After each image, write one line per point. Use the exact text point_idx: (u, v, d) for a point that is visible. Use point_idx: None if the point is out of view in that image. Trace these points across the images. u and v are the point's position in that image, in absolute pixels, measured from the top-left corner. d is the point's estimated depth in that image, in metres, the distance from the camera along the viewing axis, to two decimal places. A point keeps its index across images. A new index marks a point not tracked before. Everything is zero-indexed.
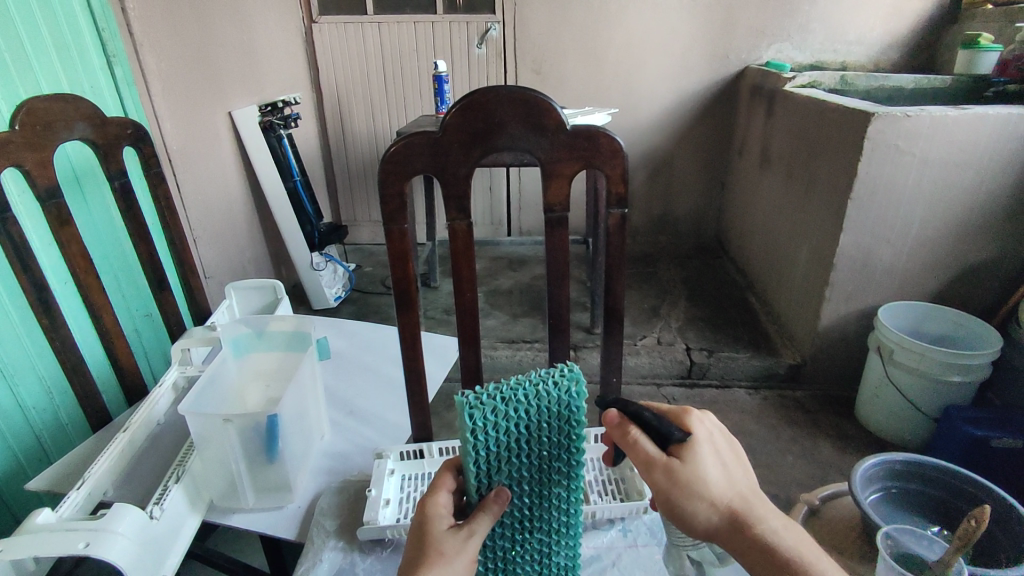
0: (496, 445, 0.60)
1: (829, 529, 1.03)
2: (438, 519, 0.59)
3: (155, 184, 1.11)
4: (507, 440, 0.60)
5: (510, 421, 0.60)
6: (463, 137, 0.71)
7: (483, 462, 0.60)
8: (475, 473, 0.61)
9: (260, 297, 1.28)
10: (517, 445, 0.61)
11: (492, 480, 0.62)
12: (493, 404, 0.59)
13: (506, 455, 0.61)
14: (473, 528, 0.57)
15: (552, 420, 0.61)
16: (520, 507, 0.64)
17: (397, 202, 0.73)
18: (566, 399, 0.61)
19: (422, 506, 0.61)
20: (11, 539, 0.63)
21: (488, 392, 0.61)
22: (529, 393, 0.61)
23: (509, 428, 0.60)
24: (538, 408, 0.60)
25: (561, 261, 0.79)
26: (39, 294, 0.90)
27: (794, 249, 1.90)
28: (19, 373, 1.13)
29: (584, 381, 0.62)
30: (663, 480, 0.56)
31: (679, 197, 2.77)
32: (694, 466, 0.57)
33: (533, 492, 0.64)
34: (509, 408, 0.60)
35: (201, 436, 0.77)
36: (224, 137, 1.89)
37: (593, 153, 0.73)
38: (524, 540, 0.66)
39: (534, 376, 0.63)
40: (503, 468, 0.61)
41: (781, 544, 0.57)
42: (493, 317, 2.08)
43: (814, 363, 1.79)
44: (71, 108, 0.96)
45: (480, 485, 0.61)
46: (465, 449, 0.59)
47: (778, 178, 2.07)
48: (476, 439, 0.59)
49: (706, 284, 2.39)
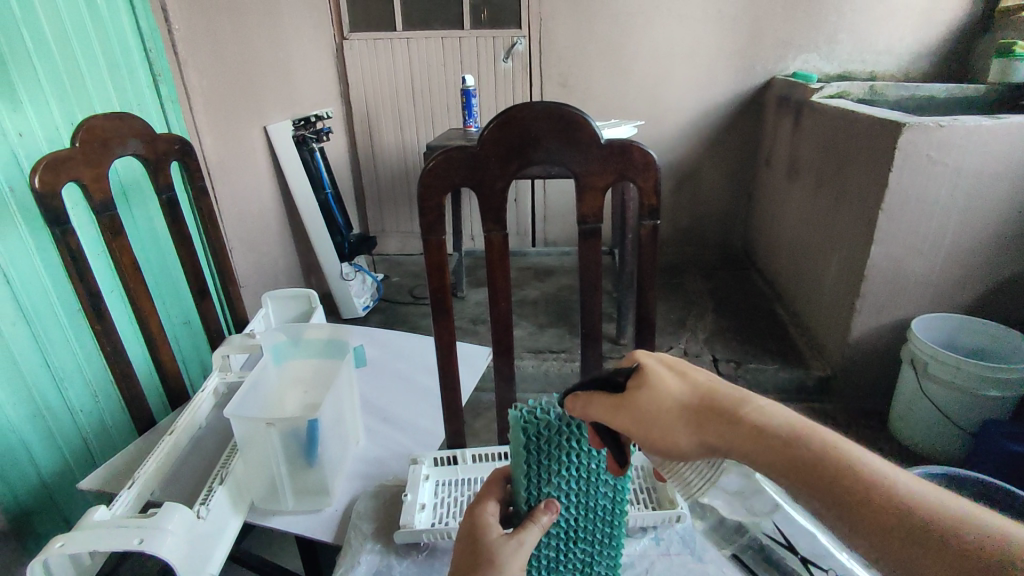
0: (547, 457, 0.64)
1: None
2: (489, 525, 0.62)
3: (199, 197, 1.16)
4: (557, 451, 0.64)
5: (561, 433, 0.64)
6: (500, 151, 0.73)
7: (533, 473, 0.64)
8: (525, 482, 0.64)
9: (296, 306, 1.31)
10: (568, 458, 0.65)
11: (540, 490, 0.65)
12: (544, 416, 0.65)
13: (555, 467, 0.64)
14: (524, 538, 0.59)
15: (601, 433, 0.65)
16: (566, 519, 0.66)
17: (436, 214, 0.75)
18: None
19: (473, 510, 0.64)
20: (71, 533, 0.66)
21: (541, 407, 0.66)
22: None
23: (560, 441, 0.64)
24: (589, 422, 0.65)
25: (595, 274, 0.81)
26: (93, 301, 0.95)
27: (823, 261, 1.88)
28: (68, 377, 1.21)
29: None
30: (631, 414, 0.55)
31: (705, 208, 2.76)
32: (649, 388, 0.55)
33: (579, 504, 0.66)
34: (562, 422, 0.64)
35: (245, 439, 0.80)
36: (260, 150, 1.95)
37: (626, 166, 0.75)
38: (569, 551, 0.67)
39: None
40: (551, 479, 0.64)
41: (770, 420, 0.50)
42: (520, 326, 2.10)
43: (845, 376, 1.77)
44: (125, 126, 1.01)
45: (529, 494, 0.65)
46: (517, 457, 0.64)
47: (806, 188, 2.05)
48: (528, 451, 0.64)
49: (733, 295, 2.37)
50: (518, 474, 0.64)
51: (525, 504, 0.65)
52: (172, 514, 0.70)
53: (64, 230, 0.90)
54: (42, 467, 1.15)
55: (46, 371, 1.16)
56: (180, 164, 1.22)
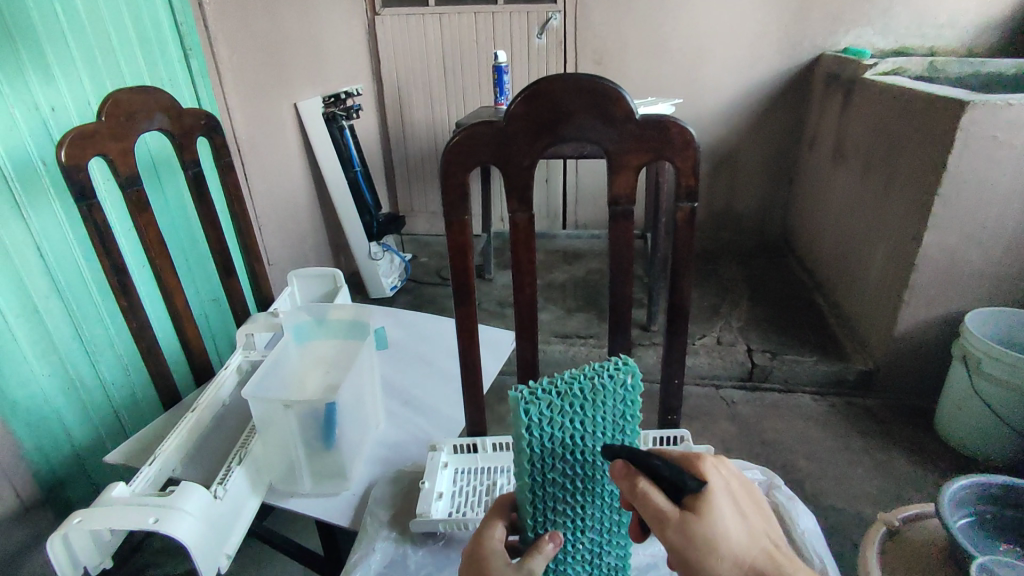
0: (551, 442, 0.58)
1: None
2: (496, 555, 0.59)
3: (225, 173, 1.14)
4: (562, 436, 0.59)
5: (566, 416, 0.58)
6: (528, 126, 0.68)
7: (536, 459, 0.58)
8: (529, 470, 0.59)
9: (321, 284, 1.30)
10: (572, 443, 0.59)
11: (545, 479, 0.60)
12: (548, 399, 0.58)
13: (561, 453, 0.59)
14: (528, 568, 0.56)
15: (607, 415, 0.59)
16: (574, 506, 0.62)
17: (458, 192, 0.71)
18: (621, 392, 0.60)
19: (480, 536, 0.62)
20: (89, 509, 0.67)
21: (542, 386, 0.60)
22: (585, 386, 0.59)
23: (565, 424, 0.58)
24: (595, 404, 0.59)
25: (625, 257, 0.76)
26: (118, 277, 0.95)
27: (869, 249, 1.78)
28: (100, 350, 1.23)
29: (639, 376, 0.61)
30: (680, 540, 0.49)
31: (744, 192, 2.65)
32: (714, 523, 0.49)
33: (586, 490, 0.62)
34: (566, 403, 0.58)
35: (263, 420, 0.79)
36: (290, 127, 1.94)
37: (663, 144, 0.69)
38: (576, 540, 0.63)
39: (588, 370, 0.62)
40: (556, 465, 0.59)
41: None
42: (547, 310, 2.06)
43: (888, 371, 1.68)
44: (151, 100, 0.99)
45: (533, 484, 0.60)
46: (519, 444, 0.58)
47: (853, 173, 1.94)
48: (530, 434, 0.58)
49: (770, 283, 2.28)
50: (521, 461, 0.59)
51: (530, 496, 0.60)
52: (188, 495, 0.70)
53: (90, 204, 0.89)
54: (72, 435, 1.18)
55: (77, 344, 1.18)
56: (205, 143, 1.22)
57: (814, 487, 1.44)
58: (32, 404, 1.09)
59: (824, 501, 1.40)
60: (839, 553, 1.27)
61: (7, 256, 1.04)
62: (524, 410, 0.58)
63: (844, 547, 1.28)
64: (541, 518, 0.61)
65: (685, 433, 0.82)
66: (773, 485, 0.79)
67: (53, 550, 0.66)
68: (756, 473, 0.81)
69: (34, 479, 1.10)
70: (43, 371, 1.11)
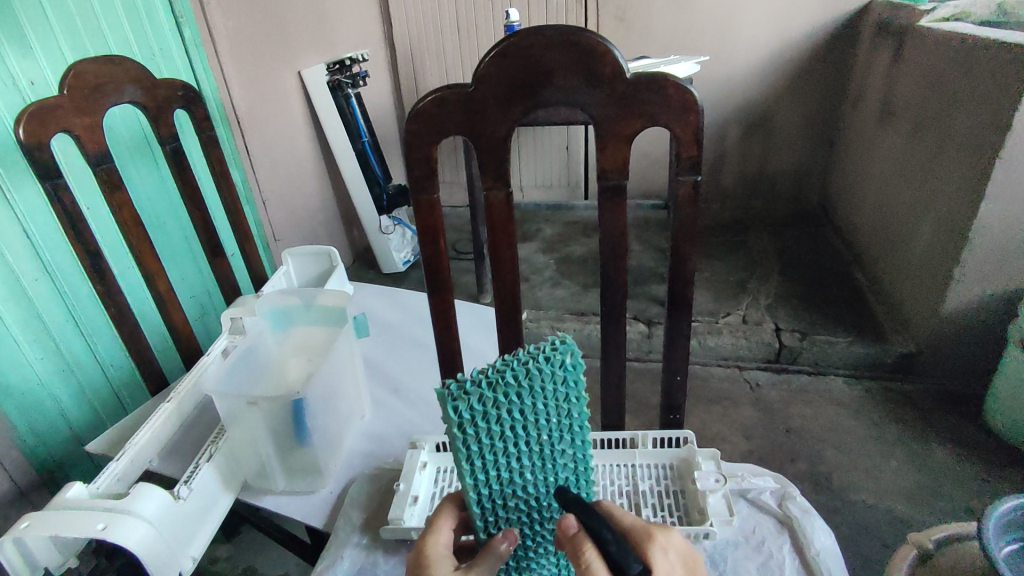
0: (490, 434, 0.54)
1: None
2: (443, 559, 0.57)
3: (208, 148, 1.08)
4: (500, 428, 0.54)
5: (501, 407, 0.53)
6: (499, 90, 0.59)
7: (477, 457, 0.54)
8: (468, 471, 0.54)
9: (318, 263, 1.24)
10: (513, 433, 0.55)
11: (488, 477, 0.55)
12: (479, 391, 0.53)
13: (501, 446, 0.55)
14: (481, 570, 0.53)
15: (548, 397, 0.55)
16: (525, 500, 0.58)
17: (424, 167, 0.63)
18: (561, 373, 0.55)
19: (424, 546, 0.58)
20: (38, 513, 0.63)
21: (471, 377, 0.54)
22: (519, 372, 0.54)
23: (501, 415, 0.54)
24: (533, 388, 0.54)
25: (618, 241, 0.67)
26: (93, 262, 0.90)
27: (915, 219, 1.62)
28: (96, 334, 1.19)
29: (579, 353, 0.56)
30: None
31: (779, 156, 2.47)
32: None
33: (538, 481, 0.58)
34: (499, 393, 0.53)
35: (229, 416, 0.76)
36: (294, 97, 1.87)
37: (659, 107, 0.59)
38: (537, 533, 0.60)
39: (522, 353, 0.56)
40: (499, 459, 0.55)
41: None
42: (562, 287, 1.98)
43: (931, 354, 1.55)
44: (120, 71, 0.92)
45: (478, 484, 0.55)
46: (454, 444, 0.53)
47: (901, 133, 1.77)
48: (464, 432, 0.53)
49: (803, 255, 2.13)
50: (459, 463, 0.53)
51: (475, 497, 0.55)
52: (145, 497, 0.66)
53: (55, 184, 0.83)
54: (73, 420, 1.15)
55: (71, 327, 1.14)
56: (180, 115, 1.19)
57: (843, 481, 1.34)
58: (26, 388, 1.05)
59: (852, 497, 1.30)
60: (866, 555, 1.18)
61: None
62: (454, 407, 0.52)
63: (872, 549, 1.19)
64: (492, 518, 0.57)
65: (687, 435, 0.77)
66: (788, 496, 0.71)
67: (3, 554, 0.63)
68: (768, 481, 0.73)
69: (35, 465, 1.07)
70: (35, 356, 1.07)
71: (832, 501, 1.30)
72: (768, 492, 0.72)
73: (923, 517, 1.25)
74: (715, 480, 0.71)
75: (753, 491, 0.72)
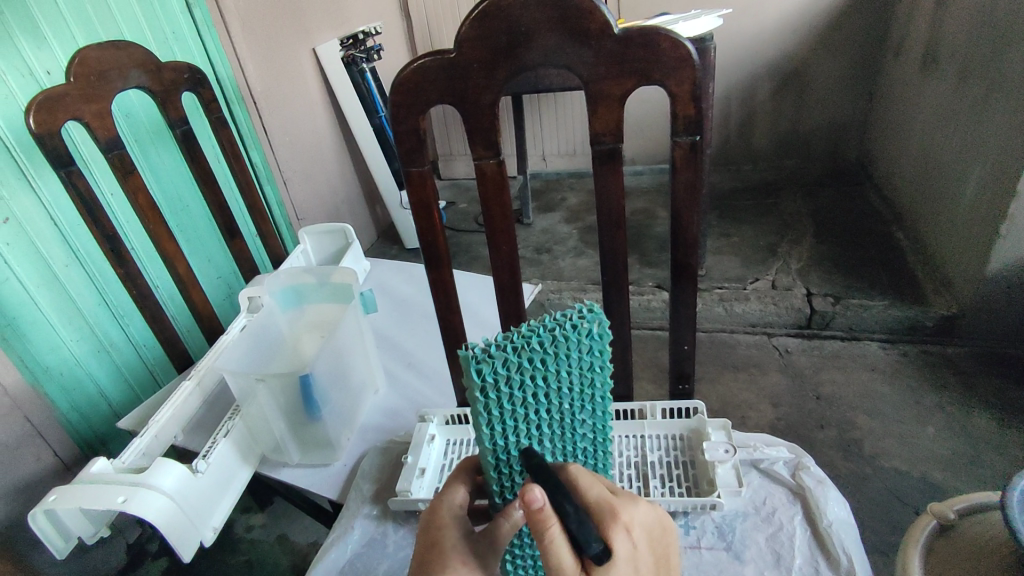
0: (511, 401, 0.52)
1: (961, 557, 0.69)
2: (456, 523, 0.56)
3: (218, 129, 1.09)
4: (522, 394, 0.52)
5: (525, 373, 0.51)
6: (482, 54, 0.61)
7: (497, 423, 0.52)
8: (488, 435, 0.53)
9: (333, 241, 1.25)
10: (535, 400, 0.53)
11: (508, 443, 0.54)
12: (505, 355, 0.50)
13: (522, 413, 0.53)
14: (495, 538, 0.52)
15: (572, 368, 0.53)
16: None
17: (413, 139, 0.66)
18: (587, 343, 0.53)
19: (438, 506, 0.57)
20: (65, 487, 0.66)
21: (497, 341, 0.51)
22: (545, 339, 0.51)
23: (524, 381, 0.52)
24: (558, 357, 0.52)
25: (615, 208, 0.69)
26: (112, 245, 0.92)
27: (960, 173, 1.52)
28: (130, 315, 1.19)
29: (608, 323, 0.53)
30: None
31: (814, 111, 2.35)
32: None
33: (555, 448, 0.56)
34: (523, 360, 0.51)
35: (240, 394, 0.78)
36: (310, 74, 1.87)
37: (652, 64, 0.60)
38: None
39: (549, 320, 0.53)
40: (519, 426, 0.53)
41: None
42: (585, 257, 1.95)
43: (974, 316, 1.48)
44: (124, 56, 0.93)
45: (496, 449, 0.53)
46: (475, 408, 0.51)
47: (946, 80, 1.64)
48: (486, 397, 0.51)
49: (839, 216, 2.04)
50: (480, 427, 0.52)
51: (493, 461, 0.54)
52: (163, 471, 0.68)
53: (70, 171, 0.86)
54: (113, 400, 1.16)
55: (105, 309, 1.14)
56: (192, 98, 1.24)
57: (875, 448, 1.30)
58: (65, 368, 1.06)
59: (884, 464, 1.26)
60: (897, 523, 1.15)
61: (17, 224, 0.99)
62: (478, 369, 0.50)
63: (903, 517, 1.16)
64: (508, 483, 0.56)
65: (697, 404, 0.80)
66: (801, 466, 0.75)
67: (37, 525, 0.66)
68: (782, 451, 0.77)
69: (79, 445, 1.08)
70: (72, 337, 1.08)
71: (862, 468, 1.26)
72: (781, 462, 0.77)
73: (958, 484, 1.20)
74: (725, 450, 0.73)
75: (765, 461, 0.77)
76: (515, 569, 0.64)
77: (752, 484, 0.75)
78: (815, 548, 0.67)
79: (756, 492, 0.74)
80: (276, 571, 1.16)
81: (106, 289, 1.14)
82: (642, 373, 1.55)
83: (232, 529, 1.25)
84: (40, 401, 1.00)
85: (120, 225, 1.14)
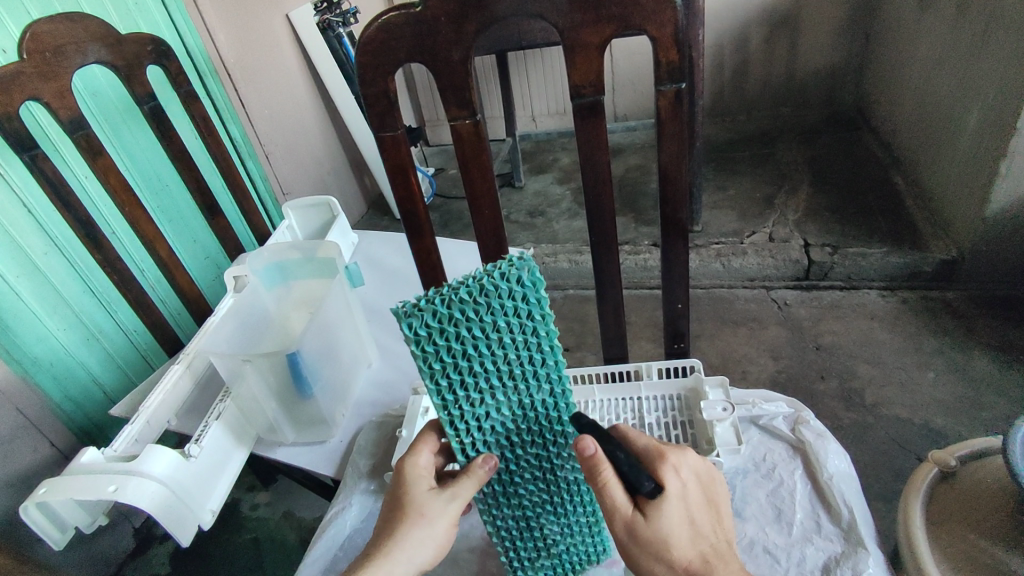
0: (450, 355, 0.51)
1: (961, 501, 0.70)
2: (420, 481, 0.58)
3: (189, 103, 1.05)
4: (463, 349, 0.51)
5: (460, 325, 0.50)
6: (450, 7, 0.58)
7: (442, 380, 0.51)
8: (435, 393, 0.51)
9: (318, 214, 1.22)
10: (478, 353, 0.52)
11: (460, 403, 0.53)
12: (434, 308, 0.49)
13: (467, 367, 0.51)
14: (456, 492, 0.55)
15: (509, 316, 0.51)
16: (501, 423, 0.56)
17: (384, 102, 0.63)
18: (519, 291, 0.52)
19: (401, 467, 0.58)
20: (55, 480, 0.65)
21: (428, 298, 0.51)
22: (472, 288, 0.50)
23: (461, 334, 0.50)
24: (491, 306, 0.51)
25: (600, 164, 0.66)
26: (87, 230, 0.89)
27: (959, 113, 1.47)
28: (117, 301, 1.16)
29: (537, 269, 0.52)
30: (623, 530, 0.53)
31: (807, 54, 2.28)
32: (663, 525, 0.52)
33: (512, 404, 0.55)
34: (453, 310, 0.50)
35: (229, 373, 0.76)
36: (285, 41, 1.79)
37: (632, 9, 0.57)
38: (516, 458, 0.59)
39: (479, 272, 0.53)
40: (465, 380, 0.52)
41: None
42: (579, 218, 1.92)
43: (975, 260, 1.46)
44: (80, 29, 0.88)
45: (448, 408, 0.52)
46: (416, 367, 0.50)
47: (944, 13, 1.57)
48: (423, 352, 0.50)
49: (837, 163, 1.99)
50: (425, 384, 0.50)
51: (448, 419, 0.53)
52: (156, 458, 0.66)
53: (33, 155, 0.82)
54: (108, 387, 1.15)
55: (91, 296, 1.11)
56: (159, 69, 1.18)
57: (875, 397, 1.30)
58: (55, 358, 1.04)
59: (885, 412, 1.26)
60: (899, 470, 1.16)
61: None
62: (410, 326, 0.49)
63: (906, 464, 1.17)
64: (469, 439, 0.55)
65: (693, 362, 0.79)
66: (801, 420, 0.75)
67: (31, 518, 0.66)
68: (781, 406, 0.77)
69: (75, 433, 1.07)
70: (59, 326, 1.06)
71: (863, 417, 1.26)
72: (780, 418, 0.76)
73: (959, 427, 1.21)
74: (723, 408, 0.72)
75: (764, 417, 0.76)
76: (500, 537, 0.64)
77: (750, 439, 0.75)
78: (815, 502, 0.68)
79: (754, 449, 0.74)
80: (283, 546, 1.18)
81: (88, 275, 1.11)
82: (640, 333, 1.54)
83: (238, 508, 1.26)
84: (31, 393, 0.99)
85: (96, 209, 1.11)
